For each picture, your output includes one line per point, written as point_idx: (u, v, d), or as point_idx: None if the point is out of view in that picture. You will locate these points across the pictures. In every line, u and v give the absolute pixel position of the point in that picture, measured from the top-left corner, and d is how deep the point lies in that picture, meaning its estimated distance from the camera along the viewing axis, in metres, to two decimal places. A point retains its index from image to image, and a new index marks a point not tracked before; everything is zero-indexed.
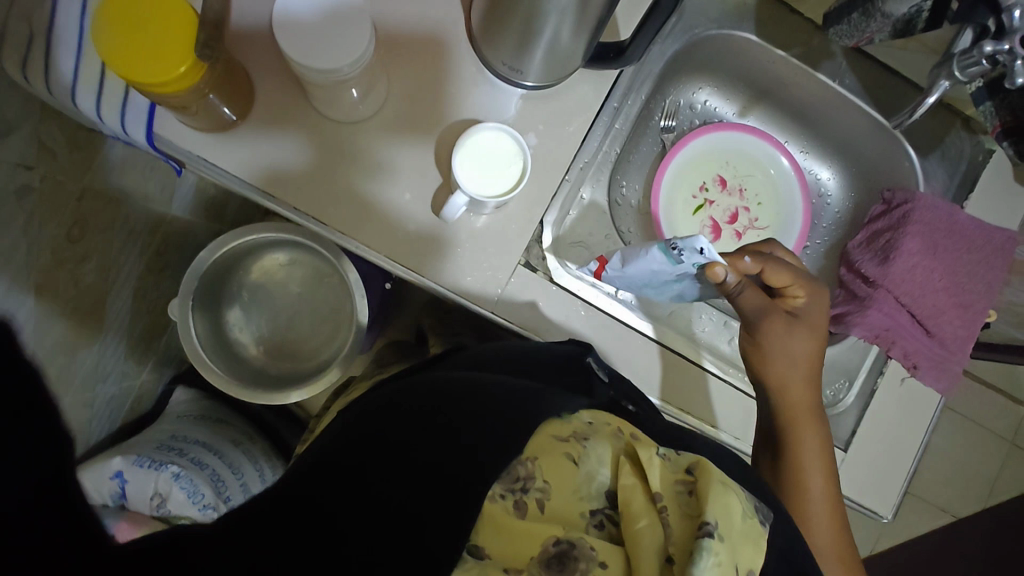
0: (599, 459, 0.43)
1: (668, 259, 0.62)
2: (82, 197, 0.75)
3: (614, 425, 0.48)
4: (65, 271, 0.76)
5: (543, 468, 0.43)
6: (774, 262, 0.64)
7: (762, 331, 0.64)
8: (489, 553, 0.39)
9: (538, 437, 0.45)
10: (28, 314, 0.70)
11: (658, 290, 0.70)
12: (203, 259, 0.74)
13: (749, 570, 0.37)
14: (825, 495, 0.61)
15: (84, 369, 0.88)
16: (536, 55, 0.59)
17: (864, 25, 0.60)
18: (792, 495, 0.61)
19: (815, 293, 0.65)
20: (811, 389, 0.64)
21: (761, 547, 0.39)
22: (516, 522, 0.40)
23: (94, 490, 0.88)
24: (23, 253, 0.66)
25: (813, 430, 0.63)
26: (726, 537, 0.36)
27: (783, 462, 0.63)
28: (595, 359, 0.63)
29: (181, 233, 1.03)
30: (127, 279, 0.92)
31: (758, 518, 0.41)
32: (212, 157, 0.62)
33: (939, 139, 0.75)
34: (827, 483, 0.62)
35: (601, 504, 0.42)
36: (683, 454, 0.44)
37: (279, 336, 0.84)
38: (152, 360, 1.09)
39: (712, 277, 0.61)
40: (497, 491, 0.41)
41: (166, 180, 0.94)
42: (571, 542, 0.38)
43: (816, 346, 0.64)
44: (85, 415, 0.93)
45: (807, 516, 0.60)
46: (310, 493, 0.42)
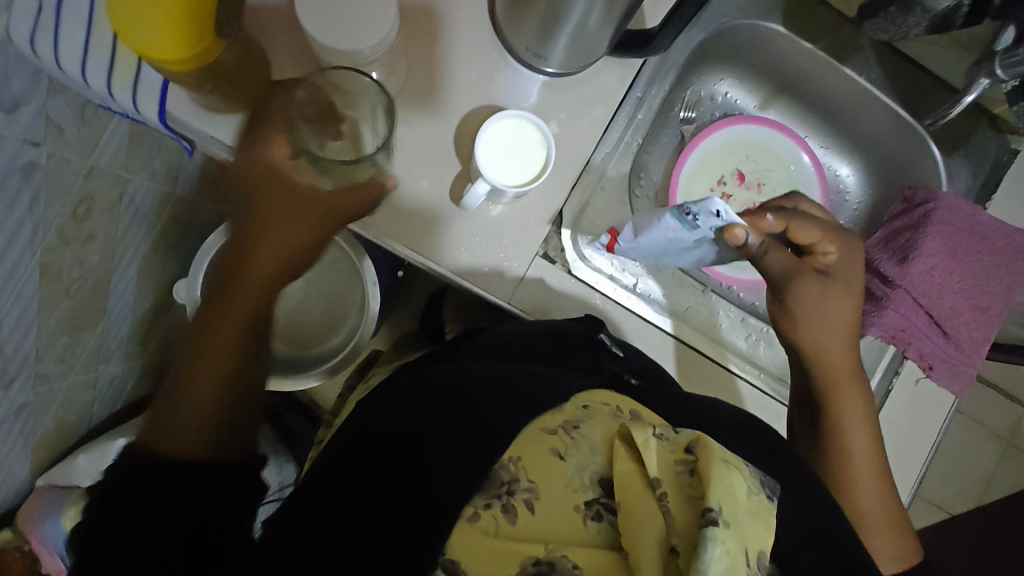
0: (590, 449, 0.43)
1: (682, 225, 0.56)
2: (88, 175, 0.75)
3: (612, 405, 0.49)
4: (69, 249, 0.77)
5: (528, 468, 0.41)
6: (797, 218, 0.62)
7: (797, 301, 0.62)
8: (463, 570, 0.38)
9: (525, 428, 0.44)
10: (33, 293, 0.73)
11: (675, 257, 0.65)
12: (214, 241, 0.73)
13: (760, 550, 0.36)
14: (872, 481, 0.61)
15: (86, 350, 0.91)
16: (561, 41, 0.57)
17: (900, 20, 0.59)
18: (836, 470, 0.62)
19: (846, 248, 0.63)
20: (849, 354, 0.63)
21: (772, 523, 0.38)
22: (501, 537, 0.38)
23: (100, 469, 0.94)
24: (26, 234, 0.67)
25: (857, 396, 0.63)
26: (731, 522, 0.35)
27: (825, 438, 0.63)
28: (606, 334, 0.63)
29: (187, 212, 1.02)
30: (132, 260, 0.93)
31: (765, 494, 0.39)
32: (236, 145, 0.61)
33: (965, 138, 0.73)
34: (874, 458, 0.62)
35: (596, 494, 0.41)
36: (681, 431, 0.43)
37: (286, 319, 0.83)
38: (156, 339, 1.11)
39: (732, 240, 0.54)
40: (482, 502, 0.40)
41: (174, 157, 0.92)
42: (551, 563, 0.37)
43: (852, 306, 0.63)
44: (87, 395, 0.97)
45: (853, 492, 0.61)
46: (322, 503, 0.43)
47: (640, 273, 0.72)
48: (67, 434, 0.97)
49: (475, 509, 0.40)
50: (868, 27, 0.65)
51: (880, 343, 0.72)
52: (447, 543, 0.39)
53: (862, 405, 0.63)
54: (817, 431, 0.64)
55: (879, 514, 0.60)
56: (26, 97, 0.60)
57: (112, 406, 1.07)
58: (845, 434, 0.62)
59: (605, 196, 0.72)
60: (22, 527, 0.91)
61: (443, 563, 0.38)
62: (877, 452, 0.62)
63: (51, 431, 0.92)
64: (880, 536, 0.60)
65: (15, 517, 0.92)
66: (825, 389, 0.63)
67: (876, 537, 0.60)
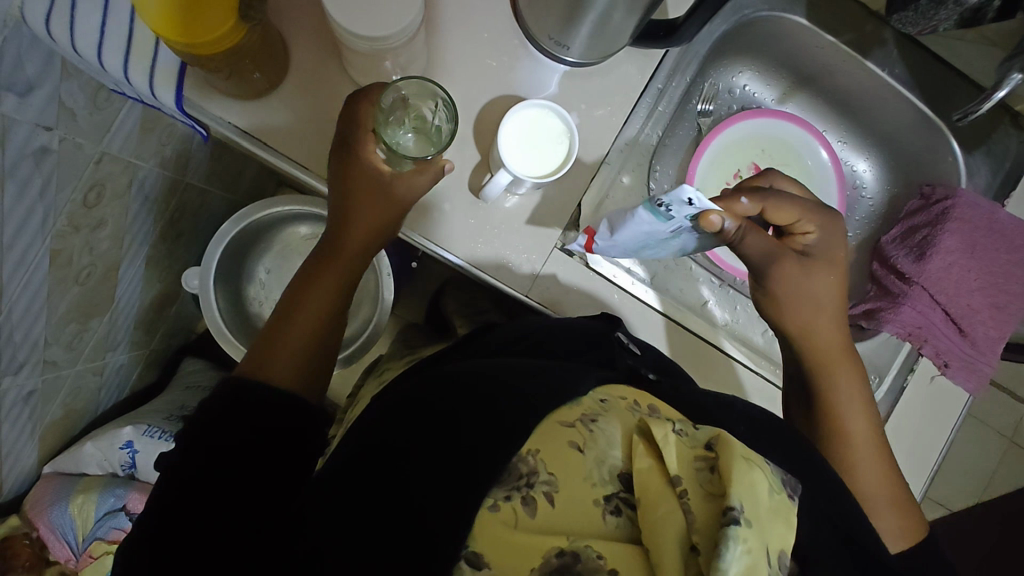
0: (609, 441, 0.41)
1: (657, 217, 0.53)
2: (99, 161, 0.74)
3: (629, 398, 0.48)
4: (79, 236, 0.77)
5: (548, 460, 0.40)
6: (772, 197, 0.59)
7: (774, 279, 0.60)
8: (487, 563, 0.36)
9: (544, 423, 0.42)
10: (43, 278, 0.72)
11: (654, 248, 0.61)
12: (227, 230, 0.72)
13: (783, 549, 0.35)
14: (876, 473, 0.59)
15: (95, 337, 0.90)
16: (584, 29, 0.56)
17: (931, 13, 0.58)
18: (834, 452, 0.60)
19: (826, 226, 0.62)
20: (840, 333, 0.62)
21: (794, 522, 0.37)
22: (522, 529, 0.37)
23: (107, 457, 0.94)
24: (36, 220, 0.67)
25: (851, 373, 0.62)
26: (754, 521, 0.34)
27: (823, 421, 0.61)
28: (623, 334, 0.62)
29: (196, 200, 1.01)
30: (140, 248, 0.92)
31: (786, 492, 0.38)
32: (258, 133, 0.60)
33: (987, 134, 0.72)
34: (878, 451, 0.60)
35: (615, 488, 0.40)
36: (700, 428, 0.42)
37: None
38: (163, 328, 1.11)
39: (707, 226, 0.52)
40: (502, 494, 0.38)
41: (185, 144, 0.90)
42: (575, 555, 0.36)
43: (836, 281, 0.61)
44: (95, 383, 0.97)
45: (854, 475, 0.59)
46: (343, 485, 0.42)
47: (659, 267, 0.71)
48: (74, 421, 0.97)
49: (495, 498, 0.38)
50: (895, 20, 0.64)
51: (896, 341, 0.71)
52: (469, 537, 0.37)
53: (854, 384, 0.62)
54: (813, 420, 0.62)
55: (883, 496, 0.58)
56: (40, 80, 0.59)
57: (119, 394, 1.07)
58: (842, 416, 0.60)
59: (625, 189, 0.71)
60: (30, 514, 0.89)
61: (466, 557, 0.36)
62: (874, 433, 0.61)
63: (59, 418, 0.92)
64: (887, 518, 0.57)
65: (23, 503, 0.92)
66: (818, 374, 0.62)
67: (879, 519, 0.57)
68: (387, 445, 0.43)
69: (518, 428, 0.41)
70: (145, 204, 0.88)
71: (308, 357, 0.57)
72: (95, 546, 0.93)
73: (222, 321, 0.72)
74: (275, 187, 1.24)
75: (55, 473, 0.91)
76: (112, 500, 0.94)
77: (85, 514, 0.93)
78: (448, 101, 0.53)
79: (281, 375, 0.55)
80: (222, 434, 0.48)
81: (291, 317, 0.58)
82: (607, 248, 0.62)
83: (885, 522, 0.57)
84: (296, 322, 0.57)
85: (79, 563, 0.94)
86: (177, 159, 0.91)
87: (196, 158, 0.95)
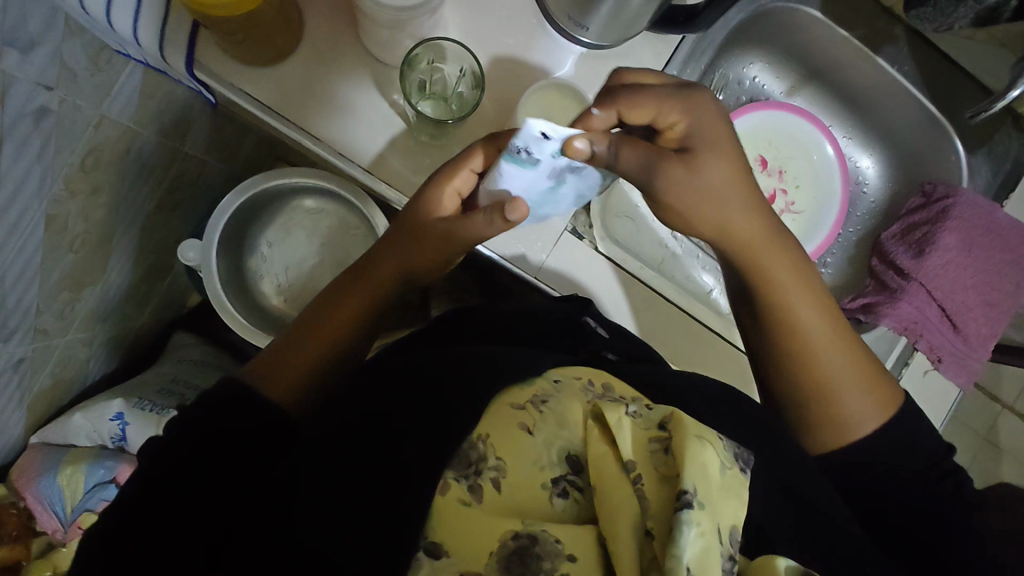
0: (557, 422, 0.42)
1: (523, 165, 0.47)
2: (97, 125, 0.72)
3: (583, 378, 0.49)
4: (76, 201, 0.75)
5: (497, 446, 0.41)
6: (623, 95, 0.50)
7: (662, 189, 0.51)
8: (446, 552, 0.37)
9: (494, 403, 0.44)
10: (37, 245, 0.71)
11: (547, 203, 0.55)
12: (230, 202, 0.71)
13: (733, 524, 0.37)
14: (840, 360, 0.55)
15: (86, 307, 0.89)
16: (604, 9, 0.56)
17: (950, 10, 0.58)
18: (795, 357, 0.55)
19: (689, 106, 0.51)
20: (759, 222, 0.54)
21: (745, 498, 0.38)
22: (472, 513, 0.38)
23: (96, 429, 0.92)
24: (33, 182, 0.65)
25: (788, 262, 0.55)
26: (706, 502, 0.35)
27: (778, 331, 0.56)
28: (592, 317, 0.63)
29: (194, 171, 0.99)
30: (135, 218, 0.91)
31: (738, 466, 0.40)
32: (264, 99, 0.59)
33: (989, 135, 0.73)
34: (835, 340, 0.56)
35: (563, 470, 0.40)
36: (654, 407, 0.43)
37: (299, 284, 0.81)
38: (154, 300, 1.09)
39: (578, 156, 0.46)
40: (451, 476, 0.40)
41: (185, 112, 0.88)
42: (532, 537, 0.36)
43: (729, 166, 0.52)
44: (85, 352, 0.95)
45: (819, 374, 0.55)
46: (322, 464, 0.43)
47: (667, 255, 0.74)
48: (62, 390, 0.95)
49: (447, 480, 0.39)
50: (911, 17, 0.64)
51: (892, 335, 0.73)
52: (427, 527, 0.38)
53: (795, 276, 0.55)
54: (762, 326, 0.57)
55: (851, 382, 0.55)
56: (41, 37, 0.57)
57: (108, 365, 1.05)
58: (796, 321, 0.55)
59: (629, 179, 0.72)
60: (17, 484, 0.88)
61: (425, 546, 0.38)
62: (831, 319, 0.56)
63: (48, 386, 0.90)
64: (858, 403, 0.55)
65: (9, 472, 0.91)
66: (753, 277, 0.55)
67: (851, 400, 0.55)
68: (368, 420, 0.46)
69: (467, 412, 0.43)
70: (143, 173, 0.86)
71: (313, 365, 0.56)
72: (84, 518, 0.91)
73: (223, 293, 0.72)
74: (273, 161, 1.21)
75: (43, 444, 0.90)
76: (102, 471, 0.92)
77: (74, 486, 0.90)
78: (474, 70, 0.60)
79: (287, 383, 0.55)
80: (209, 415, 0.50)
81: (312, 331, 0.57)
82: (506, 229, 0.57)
83: (856, 409, 0.55)
84: (318, 329, 0.57)
85: (66, 535, 0.91)
86: (176, 128, 0.89)
87: (195, 128, 0.93)
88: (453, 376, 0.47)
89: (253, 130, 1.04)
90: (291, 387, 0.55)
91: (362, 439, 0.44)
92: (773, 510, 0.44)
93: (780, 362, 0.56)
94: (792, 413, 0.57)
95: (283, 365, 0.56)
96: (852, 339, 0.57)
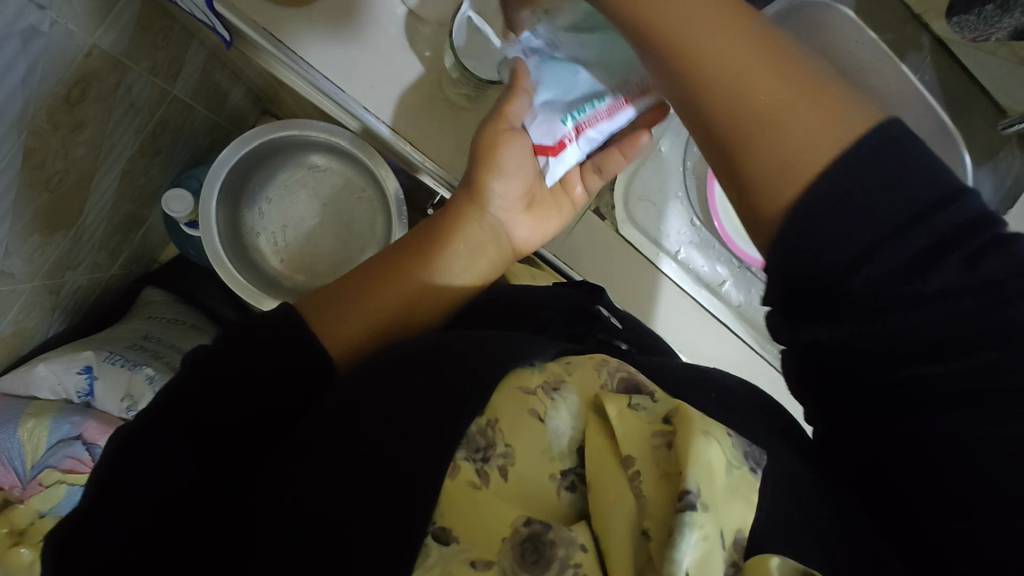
0: (568, 411, 0.39)
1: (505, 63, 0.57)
2: (88, 54, 0.66)
3: (597, 357, 0.45)
4: (57, 136, 0.69)
5: (506, 431, 0.38)
6: None
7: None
8: (456, 538, 0.35)
9: (501, 388, 0.40)
10: (13, 177, 0.65)
11: (562, 86, 0.56)
12: (229, 156, 0.68)
13: (740, 529, 0.34)
14: (777, 89, 0.38)
15: (57, 251, 0.82)
16: None
17: (996, 18, 0.60)
18: (706, 98, 0.39)
19: None
20: None
21: (754, 501, 0.34)
22: (482, 501, 0.36)
23: (61, 382, 0.86)
24: (14, 109, 0.60)
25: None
26: (710, 505, 0.32)
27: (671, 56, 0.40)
28: (604, 306, 0.61)
29: (179, 117, 0.93)
30: (117, 159, 0.84)
31: (748, 466, 0.36)
32: (293, 45, 0.61)
33: (992, 152, 0.74)
34: (773, 69, 0.38)
35: (572, 463, 0.38)
36: (659, 400, 0.40)
37: (302, 245, 0.77)
38: (125, 253, 1.03)
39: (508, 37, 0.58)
40: (461, 455, 0.37)
41: (178, 52, 0.83)
42: (545, 524, 0.34)
43: None
44: (50, 302, 0.89)
45: (742, 102, 0.38)
46: (342, 436, 0.41)
47: (685, 243, 0.75)
48: (21, 341, 0.89)
49: (457, 461, 0.37)
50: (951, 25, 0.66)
51: None
52: (437, 511, 0.36)
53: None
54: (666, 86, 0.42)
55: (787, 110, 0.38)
56: None
57: (73, 318, 0.98)
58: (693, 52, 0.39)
59: (659, 159, 0.74)
60: None
61: (433, 532, 0.35)
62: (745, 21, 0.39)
63: (7, 335, 0.84)
64: (808, 124, 0.37)
65: None
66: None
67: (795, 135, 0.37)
68: (379, 392, 0.42)
69: (481, 388, 0.39)
70: (131, 113, 0.81)
71: (356, 342, 0.53)
72: (46, 474, 0.83)
73: (220, 249, 0.70)
74: (259, 116, 1.15)
75: (8, 396, 0.86)
76: (66, 428, 0.85)
77: (36, 441, 0.83)
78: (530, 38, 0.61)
79: (346, 338, 0.53)
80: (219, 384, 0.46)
81: (371, 292, 0.55)
82: (552, 115, 0.56)
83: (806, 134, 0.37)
84: (371, 296, 0.55)
85: (25, 491, 0.84)
86: (167, 68, 0.83)
87: (185, 71, 0.87)
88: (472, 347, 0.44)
89: (244, 80, 0.99)
90: (349, 339, 0.53)
91: (369, 414, 0.41)
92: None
93: (695, 114, 0.40)
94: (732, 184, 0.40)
95: (331, 318, 0.53)
96: (803, 64, 0.39)
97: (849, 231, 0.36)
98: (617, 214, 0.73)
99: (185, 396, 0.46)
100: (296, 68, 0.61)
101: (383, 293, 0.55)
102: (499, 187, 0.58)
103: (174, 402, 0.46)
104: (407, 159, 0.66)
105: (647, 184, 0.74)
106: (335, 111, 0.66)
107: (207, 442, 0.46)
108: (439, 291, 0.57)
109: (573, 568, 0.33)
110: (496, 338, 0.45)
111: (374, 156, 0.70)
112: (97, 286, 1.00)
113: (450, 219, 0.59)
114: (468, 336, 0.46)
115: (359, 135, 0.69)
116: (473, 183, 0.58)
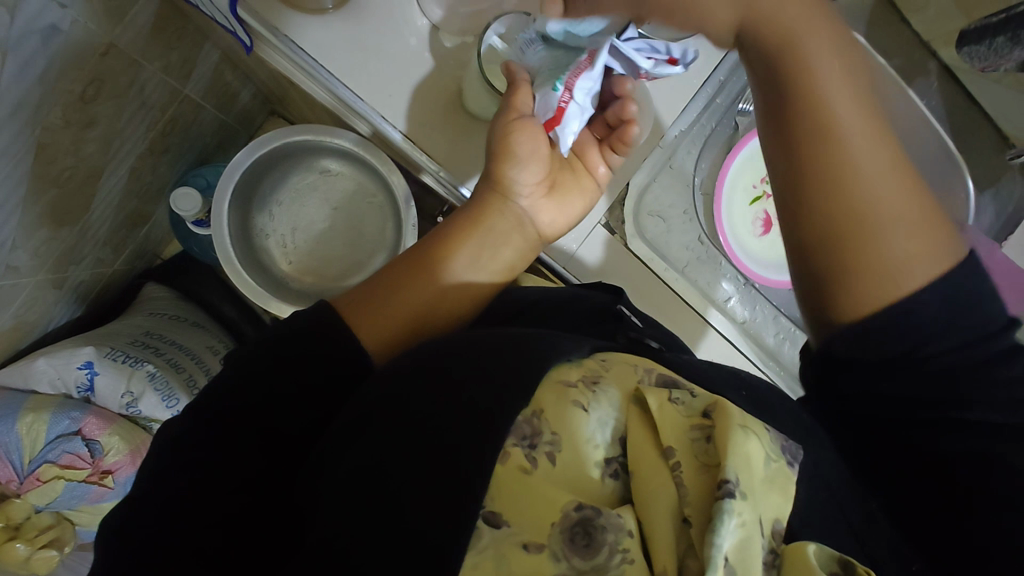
0: (611, 402, 0.39)
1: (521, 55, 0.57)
2: (104, 53, 0.67)
3: (631, 361, 0.45)
4: (69, 133, 0.69)
5: (551, 420, 0.38)
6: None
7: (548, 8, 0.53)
8: (506, 521, 0.35)
9: (544, 380, 0.40)
10: (25, 172, 0.65)
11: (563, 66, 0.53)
12: (242, 160, 0.70)
13: (776, 518, 0.35)
14: (900, 240, 0.45)
15: (62, 247, 0.82)
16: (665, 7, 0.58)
17: (1006, 51, 0.62)
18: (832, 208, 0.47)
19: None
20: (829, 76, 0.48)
21: (790, 492, 0.36)
22: (525, 488, 0.36)
23: (61, 376, 0.85)
24: (29, 105, 0.60)
25: (834, 57, 0.47)
26: (748, 494, 0.33)
27: (813, 153, 0.47)
28: (626, 307, 0.62)
29: (189, 116, 0.93)
30: (127, 154, 0.84)
31: (784, 459, 0.37)
32: (307, 47, 0.61)
33: (995, 177, 0.75)
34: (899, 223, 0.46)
35: (614, 452, 0.38)
36: (697, 395, 0.40)
37: (312, 250, 0.77)
38: (128, 248, 1.02)
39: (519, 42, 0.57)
40: (511, 442, 0.37)
41: (190, 52, 0.83)
42: (596, 508, 0.34)
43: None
44: (52, 296, 0.89)
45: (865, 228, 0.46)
46: (364, 440, 0.42)
47: (691, 258, 0.76)
48: (21, 334, 0.89)
49: (507, 447, 0.37)
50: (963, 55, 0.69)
51: None
52: (487, 495, 0.36)
53: (842, 77, 0.47)
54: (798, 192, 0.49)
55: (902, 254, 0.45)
56: None
57: (75, 312, 0.98)
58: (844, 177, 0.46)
59: (670, 172, 0.75)
60: None
61: (483, 515, 0.35)
62: (889, 147, 0.47)
63: (7, 329, 0.84)
64: (912, 246, 0.45)
65: None
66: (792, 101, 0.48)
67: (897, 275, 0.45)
68: (399, 398, 0.43)
69: (513, 386, 0.39)
70: (143, 110, 0.81)
71: (388, 338, 0.55)
72: (44, 470, 0.83)
73: (231, 251, 0.70)
74: (267, 117, 1.15)
75: (5, 388, 0.84)
76: (66, 422, 0.84)
77: (34, 436, 0.83)
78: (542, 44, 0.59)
79: (373, 334, 0.54)
80: (253, 374, 0.48)
81: (397, 289, 0.56)
82: (546, 90, 0.53)
83: (906, 253, 0.45)
84: (394, 294, 0.56)
85: (22, 486, 0.84)
86: (180, 68, 0.83)
87: (197, 72, 0.87)
88: (499, 347, 0.44)
89: (253, 81, 0.99)
90: (385, 333, 0.54)
91: (396, 416, 0.42)
92: (818, 508, 0.39)
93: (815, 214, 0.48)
94: (818, 271, 0.48)
95: (367, 314, 0.54)
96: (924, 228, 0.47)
97: (921, 327, 0.44)
98: (627, 229, 0.72)
99: (218, 395, 0.47)
100: (314, 74, 0.62)
101: (408, 292, 0.56)
102: (519, 176, 0.59)
103: (209, 396, 0.47)
104: (410, 159, 0.67)
105: (656, 198, 0.75)
106: (340, 110, 0.66)
107: (238, 437, 0.46)
108: (460, 280, 0.58)
109: (621, 554, 0.33)
110: (525, 335, 0.45)
111: (383, 158, 0.71)
112: (99, 281, 1.00)
113: (473, 210, 0.60)
114: (496, 336, 0.46)
115: (365, 136, 0.70)
116: (494, 174, 0.60)
